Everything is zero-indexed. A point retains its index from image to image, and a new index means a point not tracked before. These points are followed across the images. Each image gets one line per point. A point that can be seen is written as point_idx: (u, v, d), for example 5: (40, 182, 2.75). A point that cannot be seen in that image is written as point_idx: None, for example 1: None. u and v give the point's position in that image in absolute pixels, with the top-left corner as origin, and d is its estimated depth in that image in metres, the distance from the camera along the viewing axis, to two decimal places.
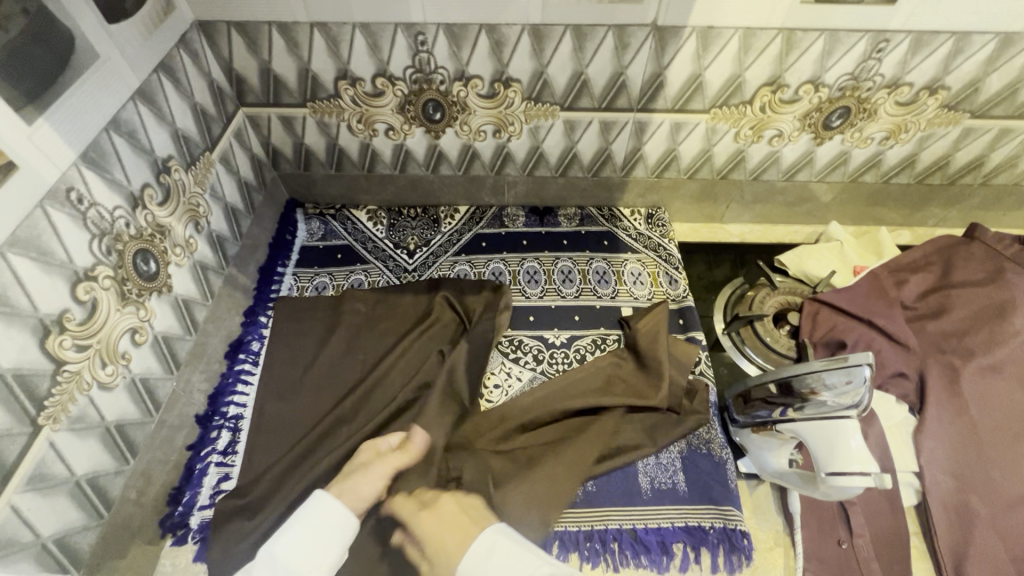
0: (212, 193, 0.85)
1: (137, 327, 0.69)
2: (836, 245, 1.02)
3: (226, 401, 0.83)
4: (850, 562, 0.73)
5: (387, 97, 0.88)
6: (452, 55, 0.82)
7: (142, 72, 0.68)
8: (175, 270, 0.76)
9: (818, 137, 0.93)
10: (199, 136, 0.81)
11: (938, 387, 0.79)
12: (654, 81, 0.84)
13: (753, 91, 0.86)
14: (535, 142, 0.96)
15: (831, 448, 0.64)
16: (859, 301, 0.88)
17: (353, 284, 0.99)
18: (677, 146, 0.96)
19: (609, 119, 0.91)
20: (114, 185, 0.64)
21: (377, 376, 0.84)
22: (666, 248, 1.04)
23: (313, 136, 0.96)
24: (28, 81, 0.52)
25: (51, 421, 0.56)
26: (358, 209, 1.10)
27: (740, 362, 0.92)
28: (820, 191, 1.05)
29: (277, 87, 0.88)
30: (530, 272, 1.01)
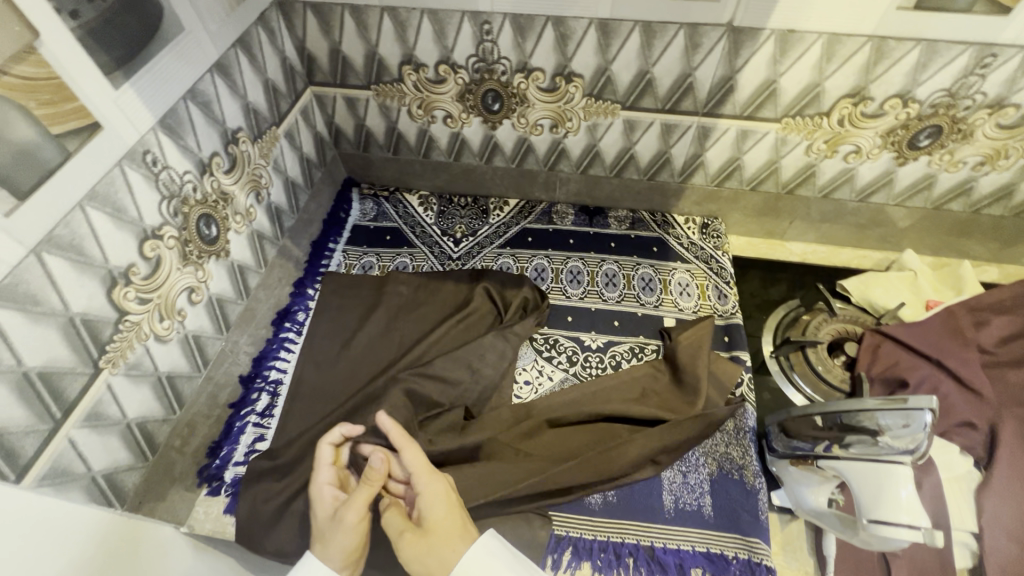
0: (275, 166, 0.88)
1: (194, 287, 0.73)
2: (909, 275, 0.94)
3: (268, 365, 0.87)
4: None
5: (448, 84, 0.89)
6: (516, 45, 0.81)
7: (222, 45, 0.71)
8: (234, 237, 0.80)
9: (901, 156, 0.86)
10: (268, 111, 0.84)
11: (1011, 444, 0.72)
12: (724, 84, 0.80)
13: (832, 101, 0.80)
14: (592, 140, 0.94)
15: (876, 496, 0.59)
16: (928, 339, 0.81)
17: (398, 267, 1.01)
18: (742, 154, 0.91)
19: (672, 121, 0.88)
20: (186, 151, 0.68)
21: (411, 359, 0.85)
22: (719, 261, 1.00)
23: (375, 118, 0.99)
24: (119, 49, 0.56)
25: (111, 364, 0.61)
26: (411, 193, 1.12)
27: (786, 389, 0.87)
28: (897, 216, 0.97)
29: (344, 68, 0.90)
30: (573, 272, 0.99)
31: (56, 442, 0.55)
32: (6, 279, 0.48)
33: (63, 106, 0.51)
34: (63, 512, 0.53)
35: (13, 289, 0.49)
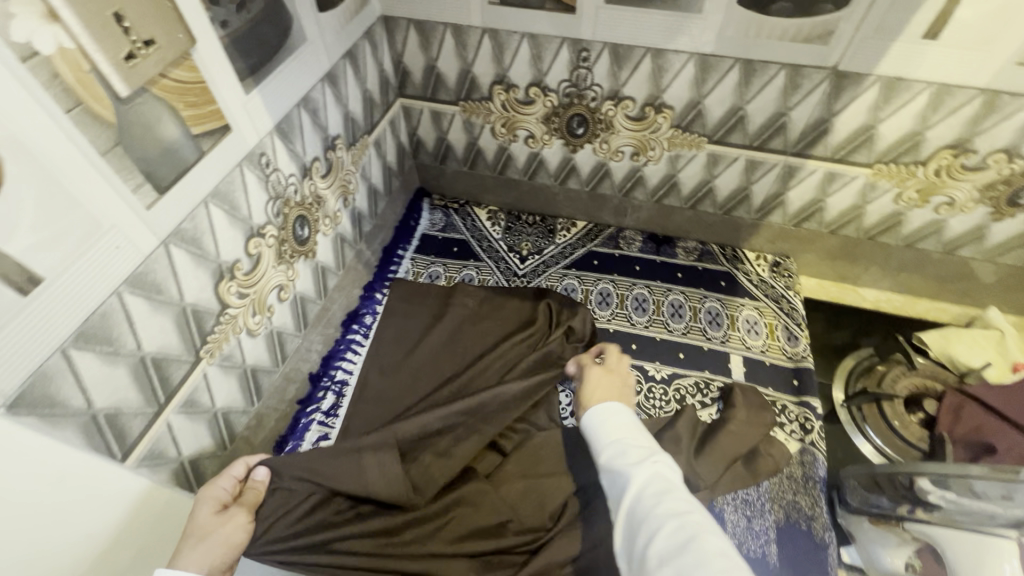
0: (362, 173, 0.91)
1: (283, 285, 0.75)
2: (996, 335, 0.90)
3: (335, 365, 0.89)
4: None
5: (536, 106, 0.91)
6: (611, 73, 0.82)
7: (334, 57, 0.74)
8: (321, 238, 0.83)
9: (998, 211, 0.83)
10: (363, 120, 0.87)
11: None
12: (818, 126, 0.80)
13: (930, 151, 0.78)
14: (672, 170, 0.94)
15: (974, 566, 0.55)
16: (1015, 405, 0.77)
17: (464, 279, 1.02)
18: (826, 196, 0.90)
19: (759, 158, 0.87)
20: (294, 155, 0.71)
21: (474, 372, 0.85)
22: (790, 302, 0.98)
23: (457, 133, 1.01)
24: (252, 56, 0.59)
25: (209, 355, 0.63)
26: (480, 207, 1.13)
27: (856, 439, 0.85)
28: (983, 271, 0.94)
29: (435, 83, 0.93)
30: (638, 299, 0.99)
31: (156, 426, 0.57)
32: (138, 268, 0.51)
33: (205, 108, 0.54)
34: (79, 498, 0.46)
35: (143, 278, 0.52)
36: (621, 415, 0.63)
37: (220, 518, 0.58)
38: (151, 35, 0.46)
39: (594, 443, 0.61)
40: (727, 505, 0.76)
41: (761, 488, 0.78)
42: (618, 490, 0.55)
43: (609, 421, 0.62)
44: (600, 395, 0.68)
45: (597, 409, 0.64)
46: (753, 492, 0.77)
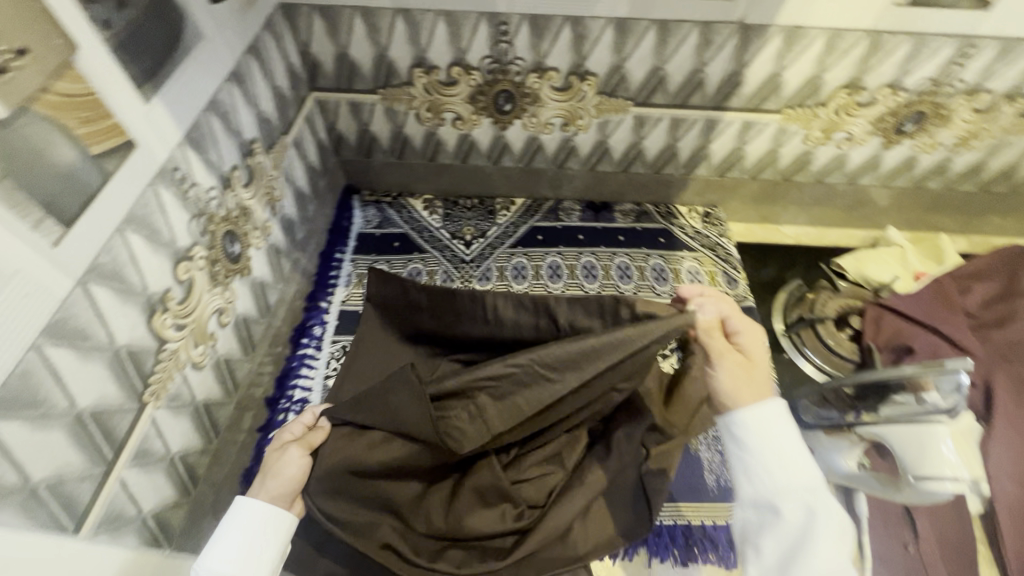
0: (286, 176, 0.85)
1: (223, 308, 0.69)
2: (898, 251, 1.02)
3: (291, 384, 0.83)
4: (917, 566, 0.73)
5: (460, 86, 0.88)
6: (532, 45, 0.82)
7: (237, 53, 0.68)
8: (255, 252, 0.77)
9: (888, 140, 0.93)
10: (278, 119, 0.81)
11: (1006, 393, 0.81)
12: (731, 79, 0.84)
13: (829, 92, 0.85)
14: (602, 136, 0.96)
15: (919, 453, 0.61)
16: (923, 308, 0.88)
17: (411, 273, 0.99)
18: (744, 144, 0.96)
19: (681, 116, 0.91)
20: (210, 166, 0.64)
21: None
22: (724, 248, 1.05)
23: (380, 122, 0.96)
24: (147, 60, 0.52)
25: (154, 398, 0.57)
26: (414, 197, 1.10)
27: (797, 360, 0.93)
28: (880, 196, 1.05)
29: (350, 72, 0.88)
30: (587, 267, 1.01)
31: (109, 486, 0.52)
32: (55, 315, 0.44)
33: (102, 124, 0.48)
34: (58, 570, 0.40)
35: (62, 325, 0.45)
36: (786, 432, 0.51)
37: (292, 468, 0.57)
38: (24, 44, 0.40)
39: (743, 458, 0.51)
40: (701, 446, 0.83)
41: None
42: (776, 529, 0.48)
43: (775, 442, 0.50)
44: (754, 369, 0.55)
45: (754, 414, 0.51)
46: None
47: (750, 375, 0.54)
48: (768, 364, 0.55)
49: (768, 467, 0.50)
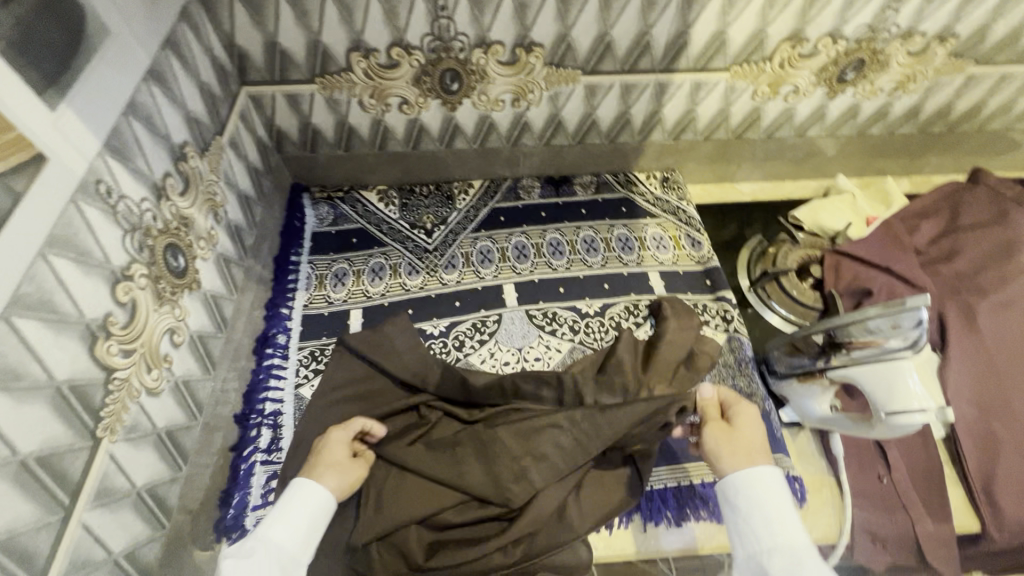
0: (226, 180, 0.79)
1: (175, 327, 0.65)
2: (848, 197, 1.05)
3: (261, 399, 0.80)
4: (891, 495, 0.77)
5: (402, 68, 0.84)
6: (474, 19, 0.78)
7: (152, 49, 0.62)
8: (202, 264, 0.72)
9: (832, 90, 0.95)
10: (210, 120, 0.75)
11: (957, 324, 0.85)
12: (678, 40, 0.83)
13: (774, 46, 0.86)
14: (554, 110, 0.94)
15: (889, 390, 0.64)
16: (876, 250, 0.92)
17: (375, 268, 0.97)
18: (696, 106, 0.96)
19: (631, 82, 0.90)
20: (139, 176, 0.59)
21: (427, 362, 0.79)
22: (685, 211, 1.06)
23: (322, 114, 0.92)
24: (46, 63, 0.47)
25: (109, 432, 0.53)
26: (368, 189, 1.06)
27: (766, 314, 0.95)
28: (828, 145, 1.07)
29: (283, 62, 0.82)
30: (553, 244, 1.01)
31: (70, 532, 0.48)
32: None
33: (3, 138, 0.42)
34: None
35: None
36: (771, 487, 0.61)
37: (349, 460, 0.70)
38: None
39: (735, 516, 0.62)
40: None
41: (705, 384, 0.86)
42: None
43: (760, 503, 0.60)
44: (749, 434, 0.66)
45: (737, 471, 0.63)
46: None
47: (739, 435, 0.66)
48: (758, 430, 0.67)
49: (755, 519, 0.60)
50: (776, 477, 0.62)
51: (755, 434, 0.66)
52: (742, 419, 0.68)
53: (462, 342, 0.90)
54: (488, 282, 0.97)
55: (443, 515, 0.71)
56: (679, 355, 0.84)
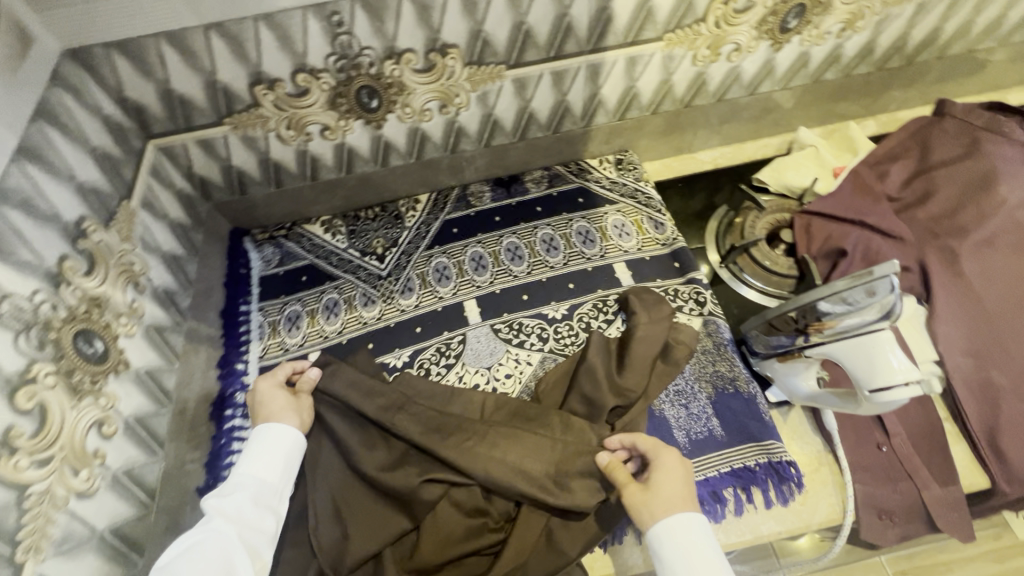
0: (144, 244, 0.74)
1: (103, 418, 0.60)
2: (812, 151, 1.00)
3: (224, 465, 0.74)
4: (893, 463, 0.73)
5: (313, 94, 0.79)
6: (376, 30, 0.72)
7: (19, 126, 0.56)
8: (127, 341, 0.67)
9: (776, 42, 0.89)
10: (111, 186, 0.69)
11: (940, 271, 0.81)
12: (601, 16, 0.77)
13: (705, 6, 0.79)
14: (486, 110, 0.89)
15: (869, 363, 0.59)
16: (847, 205, 0.87)
17: (329, 305, 0.92)
18: (635, 82, 0.90)
19: (560, 68, 0.84)
20: (25, 269, 0.54)
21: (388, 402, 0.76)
22: (644, 192, 1.00)
23: (241, 155, 0.86)
24: None
25: (34, 553, 0.49)
26: (311, 223, 1.01)
27: (741, 290, 0.90)
28: (784, 99, 1.01)
29: (184, 109, 0.76)
30: (511, 249, 0.96)
31: None
32: None
33: None
34: None
35: None
36: (692, 537, 0.61)
37: (294, 400, 0.74)
38: None
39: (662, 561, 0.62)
40: (664, 404, 0.79)
41: (686, 375, 0.81)
42: None
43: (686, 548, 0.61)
44: (663, 488, 0.64)
45: (660, 525, 0.62)
46: (680, 381, 0.81)
47: (655, 494, 0.64)
48: (674, 478, 0.65)
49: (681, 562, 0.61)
50: (696, 527, 0.62)
51: (671, 490, 0.64)
52: (660, 477, 0.65)
53: (428, 370, 0.85)
54: (448, 301, 0.92)
55: (426, 559, 0.68)
56: (655, 348, 0.80)
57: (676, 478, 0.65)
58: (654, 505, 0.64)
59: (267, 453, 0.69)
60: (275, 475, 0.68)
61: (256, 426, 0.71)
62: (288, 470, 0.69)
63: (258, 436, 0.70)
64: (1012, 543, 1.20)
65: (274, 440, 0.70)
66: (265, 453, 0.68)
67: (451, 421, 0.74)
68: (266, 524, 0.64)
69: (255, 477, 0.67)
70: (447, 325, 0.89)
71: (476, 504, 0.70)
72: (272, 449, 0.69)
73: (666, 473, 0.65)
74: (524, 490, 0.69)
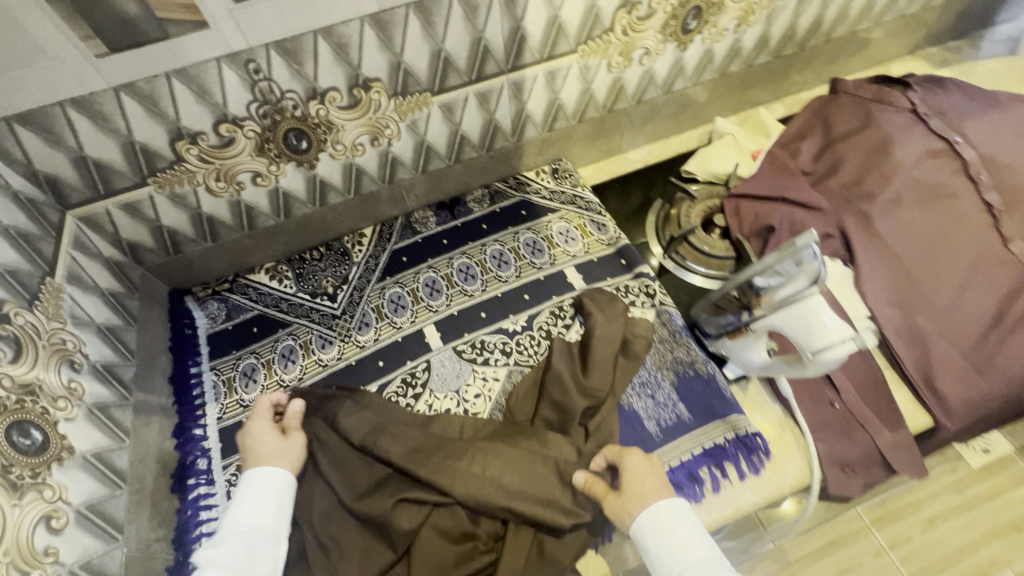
0: (75, 320, 0.70)
1: (50, 512, 0.56)
2: (729, 138, 1.06)
3: (194, 538, 0.72)
4: (846, 416, 0.78)
5: (239, 143, 0.77)
6: (295, 73, 0.72)
7: None
8: (68, 426, 0.63)
9: (681, 43, 0.95)
10: (29, 264, 0.65)
11: (858, 234, 0.88)
12: (515, 36, 0.80)
13: (610, 16, 0.84)
14: (418, 137, 0.90)
15: (807, 327, 0.62)
16: (769, 184, 0.93)
17: (285, 353, 0.89)
18: (557, 94, 0.94)
19: (484, 89, 0.86)
20: None
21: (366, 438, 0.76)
22: (582, 197, 1.04)
23: (171, 214, 0.83)
24: None
25: None
26: (255, 272, 0.98)
27: (686, 277, 0.94)
28: (697, 93, 1.08)
29: (102, 174, 0.73)
30: (463, 270, 0.97)
31: None
32: None
33: None
34: None
35: None
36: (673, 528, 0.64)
37: (283, 441, 0.75)
38: None
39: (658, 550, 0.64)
40: (632, 397, 0.81)
41: (648, 366, 0.84)
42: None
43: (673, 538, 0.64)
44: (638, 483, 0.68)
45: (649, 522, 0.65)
46: (644, 373, 0.83)
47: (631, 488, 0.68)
48: (646, 473, 0.69)
49: (682, 551, 0.63)
50: (678, 514, 0.65)
51: (648, 484, 0.68)
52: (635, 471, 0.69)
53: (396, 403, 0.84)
54: (408, 330, 0.91)
55: None
56: (615, 345, 0.83)
57: (648, 471, 0.69)
58: (630, 501, 0.67)
59: (256, 499, 0.69)
60: (268, 520, 0.68)
61: (249, 467, 0.72)
62: (280, 514, 0.69)
63: (244, 484, 0.70)
64: (968, 472, 1.31)
65: (262, 485, 0.70)
66: (254, 498, 0.69)
67: (428, 451, 0.74)
68: (263, 566, 0.65)
69: (248, 521, 0.67)
70: (410, 354, 0.89)
71: (463, 529, 0.71)
72: (260, 496, 0.69)
73: (640, 469, 0.69)
74: (507, 503, 0.70)
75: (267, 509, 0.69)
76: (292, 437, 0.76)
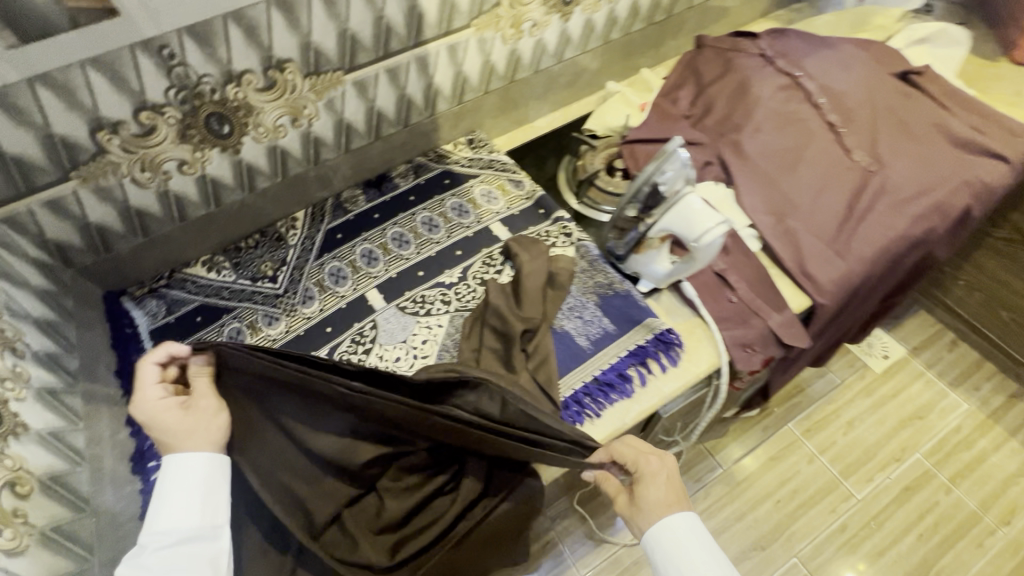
0: (11, 312, 0.71)
1: (15, 479, 0.59)
2: (620, 96, 1.20)
3: None
4: (743, 309, 0.92)
5: (161, 130, 0.81)
6: (209, 57, 0.77)
7: None
8: (19, 405, 0.64)
9: (564, 14, 1.07)
10: None
11: (733, 159, 1.02)
12: (413, 13, 0.89)
13: None
14: (336, 116, 0.97)
15: (687, 219, 0.77)
16: (656, 128, 1.07)
17: (233, 335, 0.91)
18: (461, 67, 1.03)
19: (392, 65, 0.95)
20: None
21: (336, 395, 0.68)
22: (497, 161, 1.13)
23: (98, 209, 0.85)
24: None
25: None
26: (192, 266, 0.99)
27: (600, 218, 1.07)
28: (587, 61, 1.21)
29: (23, 171, 0.74)
30: (397, 237, 1.03)
31: None
32: None
33: None
34: None
35: None
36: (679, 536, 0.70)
37: (189, 412, 0.65)
38: None
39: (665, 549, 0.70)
40: (564, 321, 0.91)
41: (574, 294, 0.94)
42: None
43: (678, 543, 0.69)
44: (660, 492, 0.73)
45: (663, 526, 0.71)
46: (571, 300, 0.93)
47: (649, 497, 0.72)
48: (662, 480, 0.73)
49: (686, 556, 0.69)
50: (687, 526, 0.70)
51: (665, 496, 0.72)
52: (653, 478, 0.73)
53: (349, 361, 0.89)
54: (351, 296, 0.96)
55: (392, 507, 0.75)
56: (542, 277, 0.92)
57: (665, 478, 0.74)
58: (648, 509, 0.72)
59: (179, 494, 0.62)
60: (199, 512, 0.63)
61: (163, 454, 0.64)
62: (209, 501, 0.64)
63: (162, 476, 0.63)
64: (873, 376, 1.50)
65: (183, 477, 0.63)
66: (178, 494, 0.62)
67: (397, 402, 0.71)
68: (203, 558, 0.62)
69: (175, 521, 0.62)
70: (355, 316, 0.94)
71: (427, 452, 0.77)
72: (183, 488, 0.63)
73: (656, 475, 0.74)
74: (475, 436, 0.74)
75: (197, 502, 0.63)
76: (200, 406, 0.65)
